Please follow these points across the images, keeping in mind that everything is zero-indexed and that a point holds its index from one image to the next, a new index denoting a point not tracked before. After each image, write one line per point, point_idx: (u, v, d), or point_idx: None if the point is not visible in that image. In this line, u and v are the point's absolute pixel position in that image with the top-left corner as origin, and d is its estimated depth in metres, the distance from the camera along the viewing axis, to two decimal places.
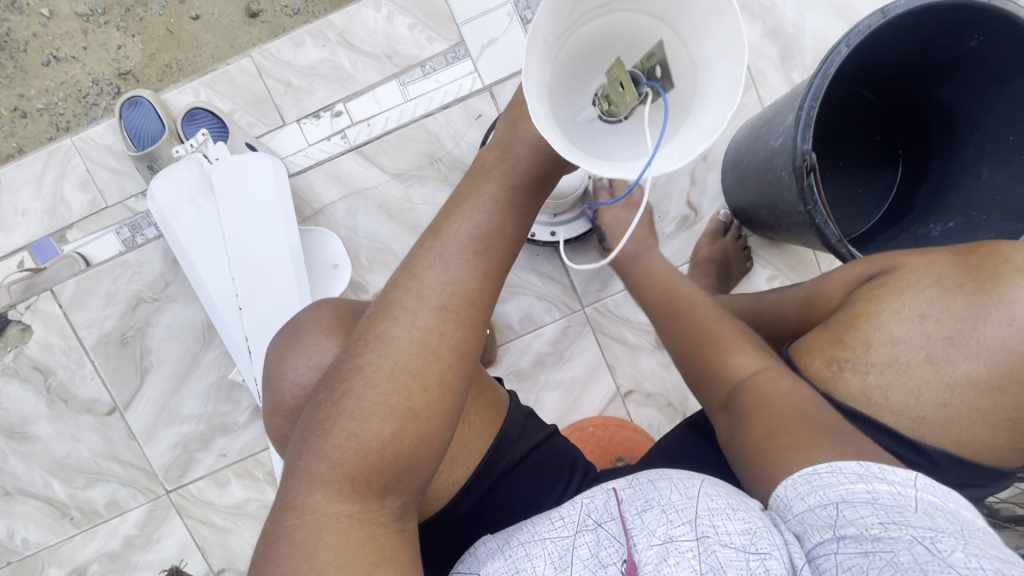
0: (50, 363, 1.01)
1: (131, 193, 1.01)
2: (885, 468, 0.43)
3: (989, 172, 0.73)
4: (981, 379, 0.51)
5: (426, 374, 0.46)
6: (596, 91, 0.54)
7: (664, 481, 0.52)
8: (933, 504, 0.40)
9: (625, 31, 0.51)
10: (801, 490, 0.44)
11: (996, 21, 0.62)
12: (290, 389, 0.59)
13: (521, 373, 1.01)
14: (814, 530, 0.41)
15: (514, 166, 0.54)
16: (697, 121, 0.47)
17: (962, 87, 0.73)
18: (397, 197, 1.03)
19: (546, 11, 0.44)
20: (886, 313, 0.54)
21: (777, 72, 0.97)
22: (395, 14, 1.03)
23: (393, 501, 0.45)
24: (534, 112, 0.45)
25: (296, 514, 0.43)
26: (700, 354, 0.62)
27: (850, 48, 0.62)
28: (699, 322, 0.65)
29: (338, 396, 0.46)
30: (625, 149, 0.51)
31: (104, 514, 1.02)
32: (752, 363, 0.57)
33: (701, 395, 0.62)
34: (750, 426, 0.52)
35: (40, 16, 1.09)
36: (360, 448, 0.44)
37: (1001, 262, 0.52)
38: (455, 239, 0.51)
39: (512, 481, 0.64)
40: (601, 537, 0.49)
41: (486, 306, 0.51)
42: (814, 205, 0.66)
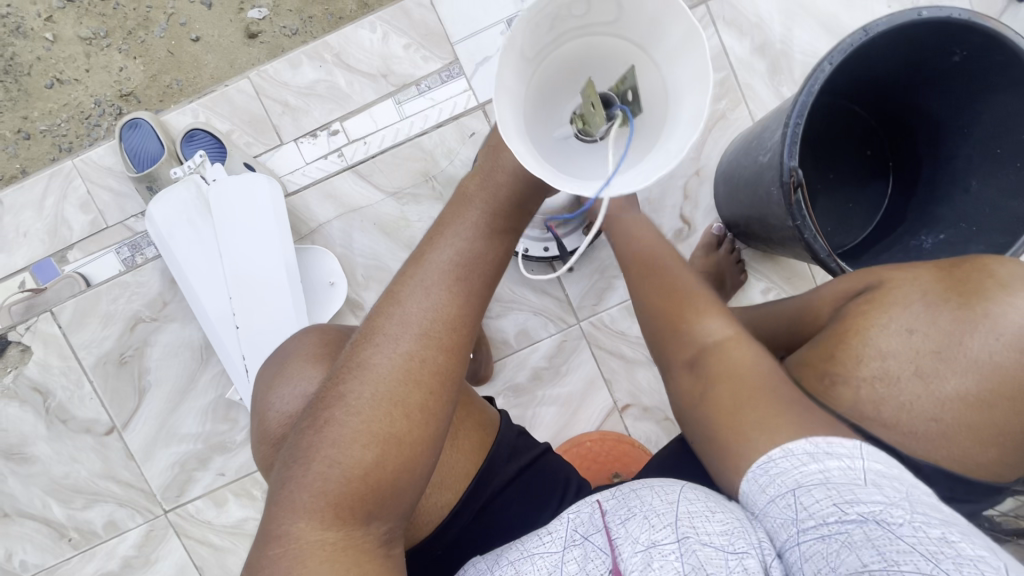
0: (49, 384, 1.01)
1: (130, 214, 1.03)
2: (832, 442, 0.45)
3: (977, 184, 0.73)
4: (972, 393, 0.51)
5: (407, 400, 0.47)
6: (573, 110, 0.54)
7: (645, 488, 0.53)
8: (878, 473, 0.43)
9: (601, 54, 0.52)
10: (760, 482, 0.45)
11: (978, 37, 0.63)
12: (275, 418, 0.59)
13: (518, 388, 1.01)
14: (779, 525, 0.43)
15: (496, 195, 0.55)
16: (665, 143, 0.48)
17: (949, 101, 0.74)
18: (392, 215, 1.04)
19: (518, 29, 0.45)
20: (875, 329, 0.55)
21: (766, 86, 0.98)
22: (390, 34, 1.05)
23: (377, 528, 0.45)
24: (504, 127, 0.45)
25: (279, 543, 0.43)
26: (665, 314, 0.58)
27: (833, 65, 0.62)
28: (670, 281, 0.60)
29: (320, 424, 0.46)
30: (592, 166, 0.52)
31: (102, 534, 1.02)
32: (722, 328, 0.55)
33: (661, 351, 0.58)
34: (716, 395, 0.51)
35: (44, 40, 1.11)
36: (342, 475, 0.44)
37: (984, 275, 0.53)
38: (437, 267, 0.51)
39: (504, 503, 0.63)
40: (588, 550, 0.48)
41: (470, 330, 0.51)
42: (802, 220, 0.66)
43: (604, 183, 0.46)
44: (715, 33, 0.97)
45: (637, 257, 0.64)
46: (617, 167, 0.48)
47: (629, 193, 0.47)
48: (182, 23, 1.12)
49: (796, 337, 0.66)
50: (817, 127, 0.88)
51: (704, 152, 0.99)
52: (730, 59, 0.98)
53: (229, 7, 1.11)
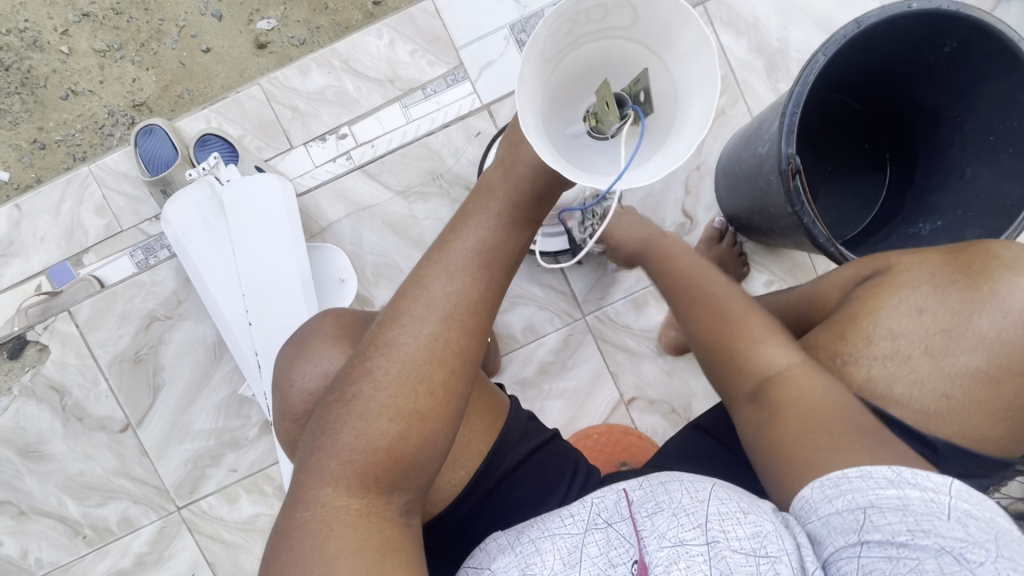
0: (65, 383, 1.03)
1: (145, 217, 1.06)
2: (919, 473, 0.44)
3: (972, 171, 0.75)
4: (980, 369, 0.53)
5: (431, 378, 0.49)
6: (586, 109, 0.56)
7: (675, 483, 0.54)
8: (969, 512, 0.41)
9: (616, 56, 0.54)
10: (829, 493, 0.45)
11: (969, 27, 0.65)
12: (298, 395, 0.61)
13: (525, 382, 1.02)
14: (837, 534, 0.43)
15: (516, 186, 0.57)
16: (673, 141, 0.50)
17: (943, 91, 0.76)
18: (400, 214, 1.07)
19: (541, 32, 0.47)
20: (886, 310, 0.56)
21: (763, 84, 1.00)
22: (396, 41, 1.08)
23: (398, 498, 0.47)
24: (524, 122, 0.48)
25: (306, 507, 0.45)
26: (725, 344, 0.58)
27: (827, 56, 0.64)
28: (728, 309, 0.61)
29: (347, 397, 0.48)
30: (605, 162, 0.54)
31: (116, 532, 1.03)
32: (786, 355, 0.55)
33: (723, 379, 0.58)
34: (783, 425, 0.51)
35: (59, 53, 1.15)
36: (367, 447, 0.46)
37: (990, 258, 0.55)
38: (460, 252, 0.54)
39: (517, 483, 0.65)
40: (611, 537, 0.50)
41: (489, 314, 0.54)
42: (801, 207, 0.68)
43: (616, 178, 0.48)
44: (712, 34, 1.00)
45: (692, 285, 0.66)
46: (627, 163, 0.51)
47: (638, 187, 0.49)
48: (193, 35, 1.15)
49: (806, 322, 0.68)
50: (814, 122, 0.90)
51: (704, 148, 1.01)
52: (728, 59, 1.00)
53: (239, 19, 1.15)
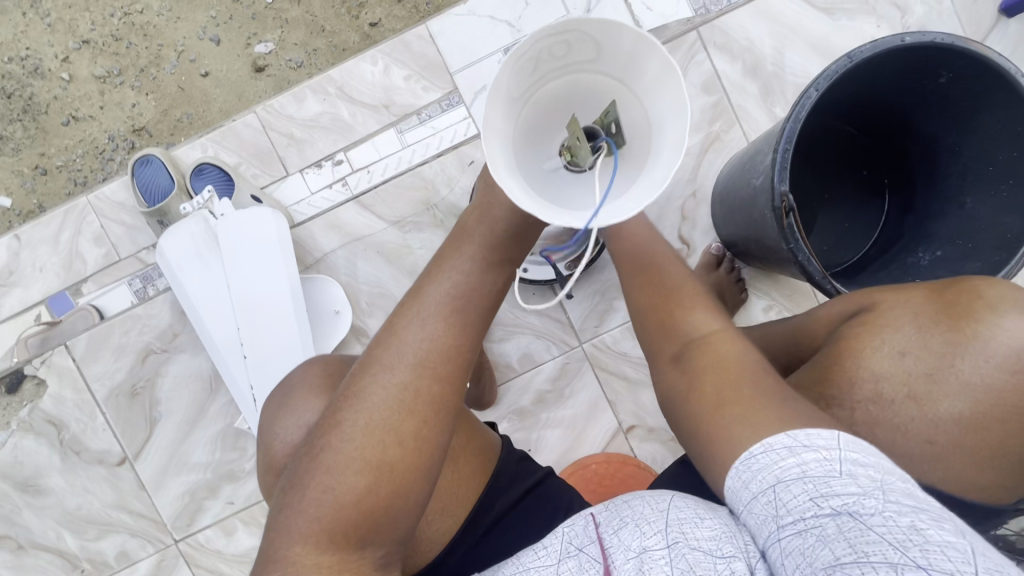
0: (63, 417, 1.03)
1: (143, 246, 1.06)
2: (810, 433, 0.43)
3: (972, 201, 0.73)
4: (966, 415, 0.52)
5: (401, 428, 0.48)
6: (561, 142, 0.55)
7: (637, 499, 0.53)
8: (857, 462, 0.40)
9: (585, 90, 0.53)
10: (743, 478, 0.44)
11: (964, 59, 0.64)
12: (280, 448, 0.60)
13: (522, 412, 1.01)
14: (761, 524, 0.41)
15: (492, 229, 0.56)
16: (650, 172, 0.49)
17: (940, 118, 0.74)
18: (395, 243, 1.06)
19: (503, 70, 0.46)
20: (869, 352, 0.56)
21: (759, 106, 0.99)
22: (391, 67, 1.08)
23: (372, 552, 0.46)
24: (493, 161, 0.47)
25: (276, 567, 0.44)
26: (657, 309, 0.61)
27: (820, 91, 0.63)
28: (662, 281, 0.63)
29: (317, 451, 0.48)
30: (580, 194, 0.53)
31: (114, 565, 1.03)
32: (710, 325, 0.58)
33: (651, 344, 0.61)
34: (702, 382, 0.52)
35: (60, 80, 1.16)
36: (335, 501, 0.45)
37: (975, 297, 0.54)
38: (433, 300, 0.53)
39: (505, 529, 0.63)
40: (583, 561, 0.49)
41: (465, 360, 0.53)
42: (796, 243, 0.67)
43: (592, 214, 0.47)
44: (707, 58, 1.00)
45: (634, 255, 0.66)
46: (603, 196, 0.49)
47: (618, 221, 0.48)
48: (191, 59, 1.16)
49: (796, 359, 0.67)
50: (810, 149, 0.89)
51: (700, 173, 0.99)
52: (723, 83, 1.00)
53: (237, 43, 1.15)
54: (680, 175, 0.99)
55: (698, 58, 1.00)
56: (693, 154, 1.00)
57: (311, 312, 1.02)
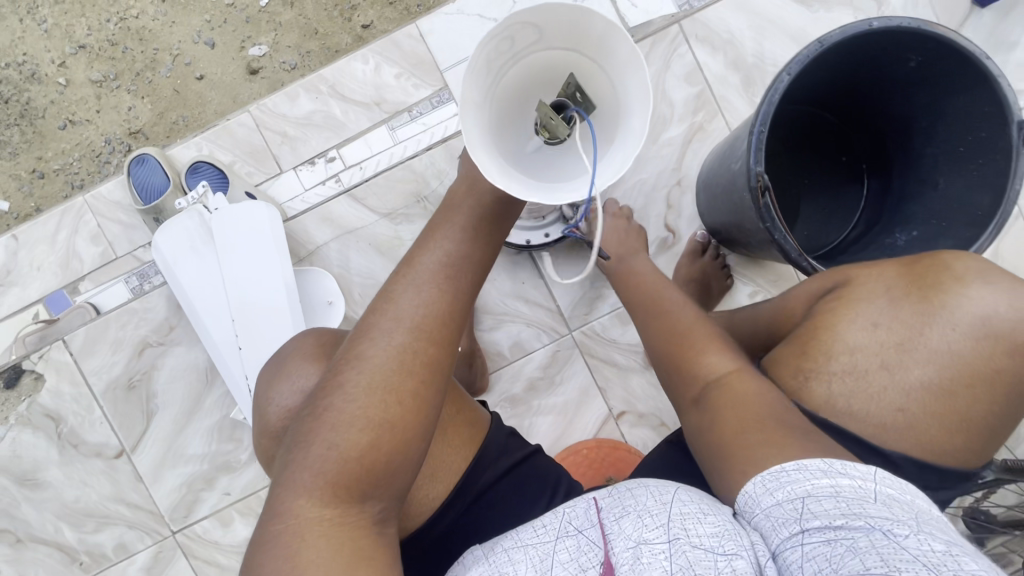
0: (61, 411, 1.05)
1: (139, 244, 1.08)
2: (847, 464, 0.47)
3: (945, 181, 0.76)
4: (933, 381, 0.54)
5: (400, 387, 0.50)
6: (534, 122, 0.57)
7: (640, 488, 0.55)
8: (891, 496, 0.44)
9: (542, 71, 0.56)
10: (769, 486, 0.47)
11: (930, 43, 0.67)
12: (276, 412, 0.62)
13: (514, 399, 1.03)
14: (780, 525, 0.44)
15: (480, 200, 0.58)
16: (626, 126, 0.52)
17: (913, 102, 0.77)
18: (387, 236, 1.09)
19: (466, 82, 0.49)
20: (844, 324, 0.58)
21: (740, 98, 1.02)
22: (381, 65, 1.10)
23: (372, 506, 0.48)
24: (484, 167, 0.49)
25: (280, 519, 0.46)
26: (676, 353, 0.66)
27: (791, 75, 0.65)
28: (676, 326, 0.69)
29: (321, 410, 0.50)
30: (572, 166, 0.55)
31: (112, 557, 1.04)
32: (724, 364, 0.61)
33: (675, 389, 0.65)
34: (720, 418, 0.56)
35: (57, 84, 1.18)
36: (339, 456, 0.47)
37: (942, 270, 0.56)
38: (426, 267, 0.55)
39: (490, 501, 0.65)
40: (582, 542, 0.51)
41: (458, 324, 0.55)
42: (772, 222, 0.69)
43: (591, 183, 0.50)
44: (689, 51, 1.02)
45: (648, 304, 0.75)
46: (594, 164, 0.52)
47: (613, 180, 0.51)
48: (187, 63, 1.18)
49: (773, 335, 0.69)
50: (790, 136, 0.91)
51: (684, 163, 1.02)
52: (705, 75, 1.02)
53: (232, 45, 1.18)
54: (665, 165, 1.02)
55: (680, 52, 1.02)
56: (678, 145, 1.02)
57: (305, 304, 1.04)
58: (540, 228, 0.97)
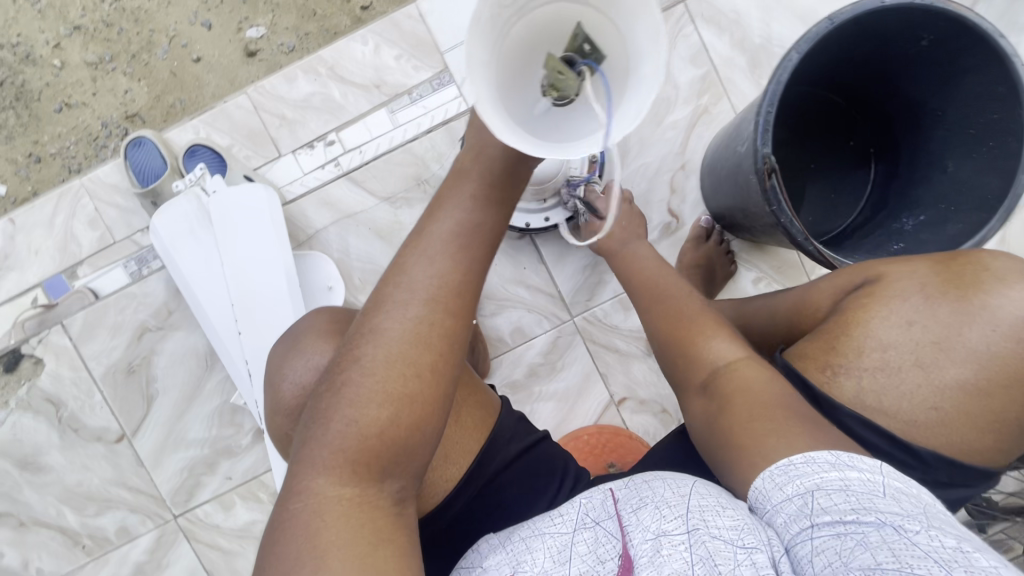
0: (61, 395, 1.05)
1: (137, 228, 1.06)
2: (854, 457, 0.47)
3: (954, 165, 0.74)
4: (969, 382, 0.54)
5: (418, 360, 0.49)
6: (541, 81, 0.54)
7: (658, 481, 0.55)
8: (897, 489, 0.44)
9: (546, 26, 0.53)
10: (779, 480, 0.47)
11: (944, 21, 0.65)
12: (290, 390, 0.62)
13: (515, 385, 1.02)
14: (791, 520, 0.44)
15: (490, 169, 0.54)
16: (638, 77, 0.51)
17: (923, 83, 0.75)
18: (387, 221, 1.07)
19: (471, 37, 0.47)
20: (875, 321, 0.58)
21: (747, 80, 1.00)
22: (381, 46, 1.08)
23: (391, 485, 0.48)
24: (495, 127, 0.47)
25: (298, 498, 0.46)
26: (678, 341, 0.65)
27: (801, 54, 0.64)
28: (677, 313, 0.68)
29: (338, 386, 0.49)
30: (586, 123, 0.53)
31: (114, 541, 1.05)
32: (729, 352, 0.61)
33: (679, 377, 0.64)
34: (728, 407, 0.56)
35: (52, 67, 1.16)
36: (358, 433, 0.47)
37: (980, 269, 0.56)
38: (439, 235, 0.53)
39: (503, 484, 0.65)
40: (599, 534, 0.51)
41: (473, 296, 0.53)
42: (779, 205, 0.67)
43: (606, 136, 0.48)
44: (694, 31, 1.00)
45: (647, 288, 0.75)
46: (608, 117, 0.50)
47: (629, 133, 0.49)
48: (183, 44, 1.16)
49: (794, 331, 0.69)
50: (797, 119, 0.89)
51: (689, 146, 1.00)
52: (711, 56, 1.00)
53: (228, 27, 1.15)
54: (669, 148, 1.00)
55: (685, 32, 1.00)
56: (683, 128, 1.00)
57: (305, 289, 1.03)
58: (541, 212, 0.96)
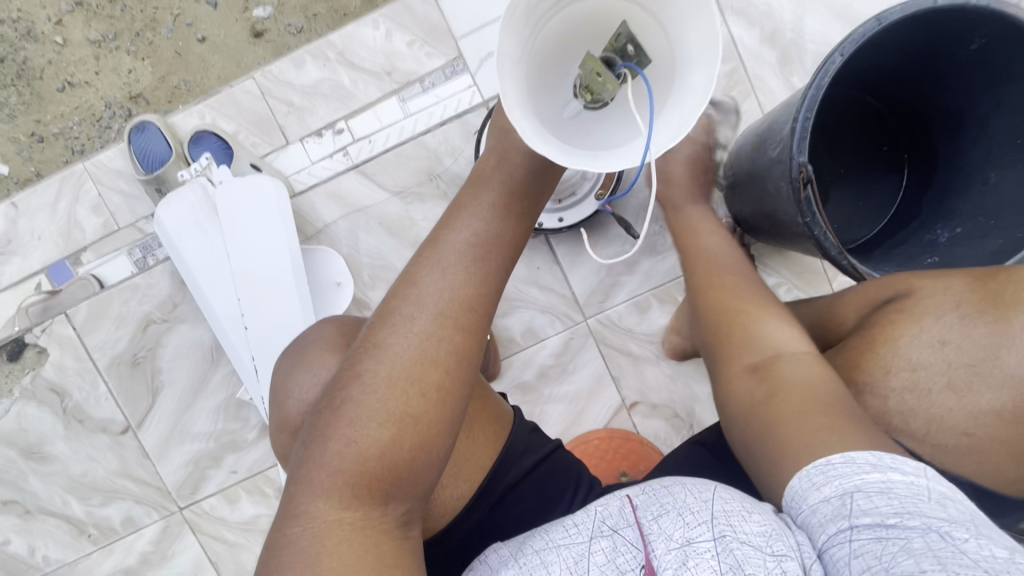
0: (65, 385, 1.03)
1: (141, 216, 1.04)
2: (897, 459, 0.43)
3: (996, 176, 0.71)
4: (1004, 408, 0.50)
5: (423, 379, 0.47)
6: (574, 83, 0.52)
7: (678, 486, 0.51)
8: (943, 494, 0.41)
9: (580, 24, 0.50)
10: (817, 480, 0.43)
11: (1000, 25, 0.61)
12: (293, 406, 0.60)
13: (524, 387, 1.00)
14: (829, 522, 0.41)
15: (510, 174, 0.55)
16: (681, 83, 0.48)
17: (966, 88, 0.71)
18: (397, 215, 1.04)
19: (503, 38, 0.44)
20: (904, 339, 0.54)
21: (775, 77, 0.96)
22: (393, 31, 1.04)
23: (395, 508, 0.46)
24: (524, 134, 0.45)
25: (297, 522, 0.44)
26: (735, 321, 0.61)
27: (844, 55, 0.60)
28: (737, 293, 0.64)
29: (338, 403, 0.47)
30: (619, 131, 0.51)
31: (120, 530, 1.05)
32: (788, 341, 0.57)
33: (724, 354, 0.60)
34: (780, 396, 0.51)
35: (54, 44, 1.12)
36: (358, 454, 0.45)
37: (1017, 287, 0.52)
38: (453, 247, 0.51)
39: (519, 496, 0.64)
40: (617, 544, 0.47)
41: (486, 311, 0.51)
42: (812, 217, 0.64)
43: (647, 148, 0.46)
44: (722, 23, 0.95)
45: (705, 266, 0.71)
46: (649, 126, 0.48)
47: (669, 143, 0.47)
48: (188, 23, 1.12)
49: (822, 339, 0.67)
50: (829, 121, 0.85)
51: None
52: (738, 50, 0.96)
53: (235, 6, 1.11)
54: None
55: None
56: None
57: (313, 285, 1.01)
58: (555, 212, 0.93)
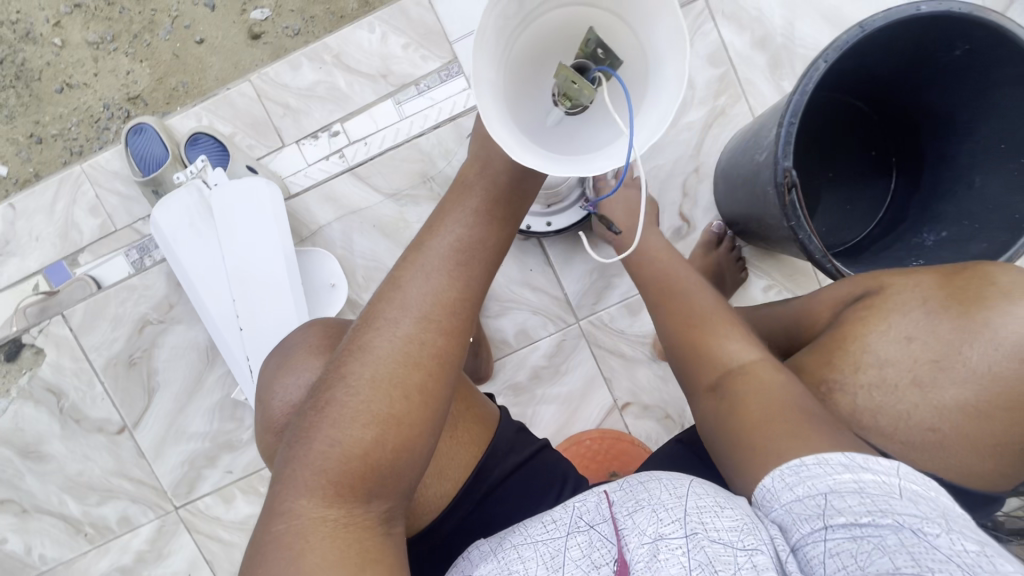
0: (62, 385, 1.04)
1: (138, 217, 1.05)
2: (868, 459, 0.44)
3: (981, 180, 0.72)
4: (970, 403, 0.51)
5: (406, 381, 0.48)
6: (552, 90, 0.52)
7: (655, 482, 0.51)
8: (916, 492, 0.41)
9: (551, 34, 0.51)
10: (790, 480, 0.45)
11: (983, 32, 0.62)
12: (279, 407, 0.61)
13: (517, 387, 1.01)
14: (802, 521, 0.42)
15: (493, 182, 0.55)
16: (657, 85, 0.49)
17: (953, 93, 0.72)
18: (391, 216, 1.05)
19: (476, 58, 0.45)
20: (873, 335, 0.55)
21: (766, 80, 0.96)
22: (388, 35, 1.05)
23: (377, 506, 0.46)
24: (506, 146, 0.46)
25: (281, 519, 0.44)
26: (693, 337, 0.64)
27: (829, 62, 0.61)
28: (690, 309, 0.67)
29: (323, 404, 0.48)
30: (602, 132, 0.52)
31: (116, 529, 1.05)
32: (744, 353, 0.59)
33: (689, 377, 0.63)
34: (741, 408, 0.54)
35: (52, 45, 1.13)
36: (342, 454, 0.46)
37: (985, 283, 0.52)
38: (437, 252, 0.52)
39: (502, 496, 0.64)
40: (594, 538, 0.48)
41: (469, 314, 0.52)
42: (798, 221, 0.65)
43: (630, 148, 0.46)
44: (714, 27, 0.96)
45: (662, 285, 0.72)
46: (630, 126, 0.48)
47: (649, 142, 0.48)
48: (186, 26, 1.12)
49: (795, 340, 0.68)
50: (819, 124, 0.86)
51: (703, 148, 0.97)
52: (729, 54, 0.96)
53: (232, 9, 1.12)
54: (683, 150, 0.97)
55: (704, 29, 0.96)
56: (697, 129, 0.97)
57: (307, 285, 1.02)
58: (542, 216, 0.94)
